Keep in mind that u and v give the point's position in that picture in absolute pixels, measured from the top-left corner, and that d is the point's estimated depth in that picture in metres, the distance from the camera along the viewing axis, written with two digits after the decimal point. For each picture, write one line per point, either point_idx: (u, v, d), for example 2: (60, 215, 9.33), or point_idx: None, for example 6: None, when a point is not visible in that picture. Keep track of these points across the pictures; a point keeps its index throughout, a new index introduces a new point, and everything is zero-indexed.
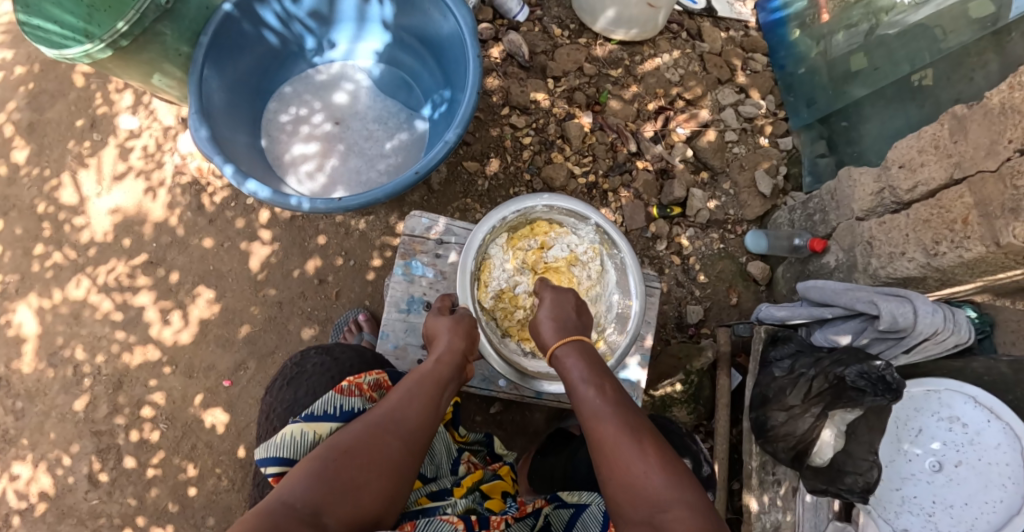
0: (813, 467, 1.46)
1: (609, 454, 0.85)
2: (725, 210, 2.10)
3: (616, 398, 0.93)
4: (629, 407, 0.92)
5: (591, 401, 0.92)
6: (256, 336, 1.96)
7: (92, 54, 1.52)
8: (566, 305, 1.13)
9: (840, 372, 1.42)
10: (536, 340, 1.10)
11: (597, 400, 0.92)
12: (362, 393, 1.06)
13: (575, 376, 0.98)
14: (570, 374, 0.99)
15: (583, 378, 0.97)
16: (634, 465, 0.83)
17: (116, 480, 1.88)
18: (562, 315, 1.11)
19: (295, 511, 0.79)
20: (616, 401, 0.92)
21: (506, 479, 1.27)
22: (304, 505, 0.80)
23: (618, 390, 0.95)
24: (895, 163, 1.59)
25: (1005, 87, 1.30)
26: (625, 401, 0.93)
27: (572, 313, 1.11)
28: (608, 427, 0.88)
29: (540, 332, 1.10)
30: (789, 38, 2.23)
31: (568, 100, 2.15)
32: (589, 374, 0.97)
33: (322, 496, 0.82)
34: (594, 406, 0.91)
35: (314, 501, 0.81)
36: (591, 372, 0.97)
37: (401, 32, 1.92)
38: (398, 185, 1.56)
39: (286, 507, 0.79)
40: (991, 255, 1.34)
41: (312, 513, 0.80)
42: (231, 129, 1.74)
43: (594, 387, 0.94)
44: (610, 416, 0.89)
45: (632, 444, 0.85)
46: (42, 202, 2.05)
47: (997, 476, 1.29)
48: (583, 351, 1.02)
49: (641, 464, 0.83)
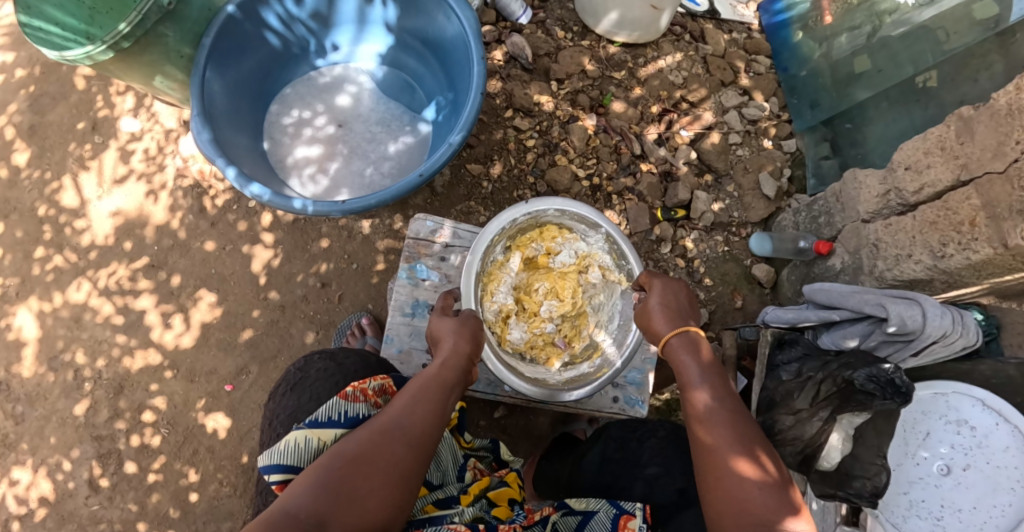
0: (821, 472, 1.47)
1: (716, 464, 0.88)
2: (730, 212, 2.09)
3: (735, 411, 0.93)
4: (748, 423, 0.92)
5: (706, 406, 0.94)
6: (258, 340, 1.94)
7: (94, 56, 1.52)
8: (679, 296, 1.11)
9: (849, 375, 1.40)
10: (646, 331, 1.10)
11: (712, 406, 0.93)
12: (367, 399, 1.04)
13: (690, 376, 0.99)
14: (688, 375, 0.99)
15: (698, 378, 0.97)
16: (743, 484, 0.85)
17: (117, 485, 1.86)
18: (677, 307, 1.09)
19: (298, 521, 0.78)
20: (732, 411, 0.93)
21: (513, 486, 1.25)
22: (308, 515, 0.79)
23: (736, 401, 0.95)
24: (901, 164, 1.58)
25: (1012, 88, 1.29)
26: (740, 411, 0.93)
27: (684, 307, 1.09)
28: (719, 437, 0.90)
29: (650, 323, 1.09)
30: (791, 40, 2.22)
31: (571, 103, 2.14)
32: (705, 377, 0.97)
33: (326, 505, 0.82)
34: (708, 412, 0.93)
35: (319, 511, 0.81)
36: (705, 376, 0.98)
37: (404, 34, 1.92)
38: (402, 188, 1.54)
39: (289, 517, 0.78)
40: (999, 257, 1.33)
41: (316, 523, 0.79)
42: (233, 131, 1.73)
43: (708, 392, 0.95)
44: (722, 427, 0.90)
45: (745, 459, 0.87)
46: (43, 205, 2.04)
47: (1005, 480, 1.26)
48: (700, 353, 1.01)
49: (749, 481, 0.84)
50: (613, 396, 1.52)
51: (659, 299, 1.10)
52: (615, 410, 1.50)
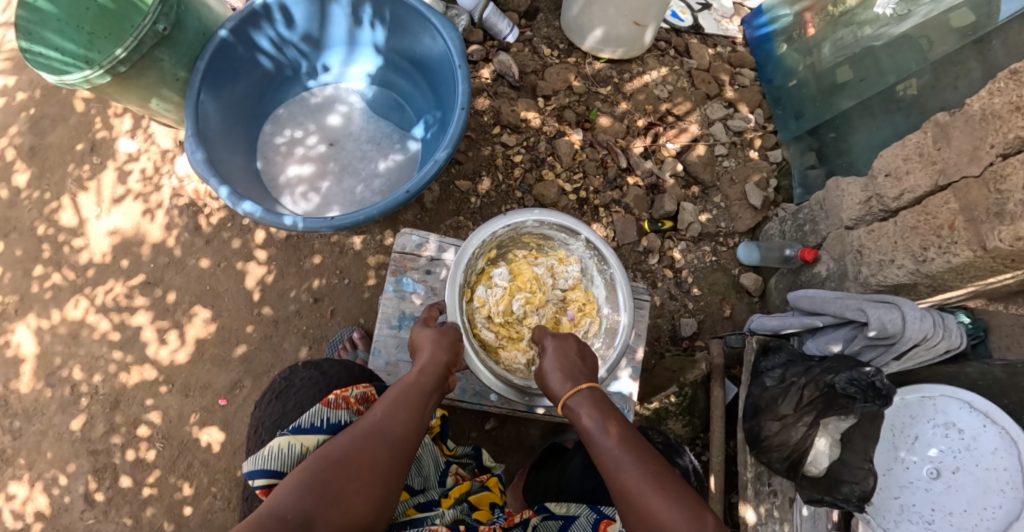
0: (809, 478, 1.46)
1: (636, 506, 0.91)
2: (717, 223, 2.12)
3: (633, 447, 0.97)
4: (647, 453, 0.97)
5: (611, 453, 0.96)
6: (252, 355, 1.97)
7: (92, 80, 1.58)
8: (568, 351, 1.11)
9: (830, 380, 1.42)
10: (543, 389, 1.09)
11: (615, 450, 0.96)
12: (349, 406, 1.06)
13: (590, 427, 1.00)
14: (587, 428, 1.00)
15: (597, 427, 0.99)
16: (665, 514, 0.89)
17: (112, 499, 1.88)
18: (571, 363, 1.09)
19: (285, 521, 0.80)
20: (635, 450, 0.96)
21: (494, 490, 1.26)
22: (295, 515, 0.81)
23: (631, 434, 0.99)
24: (881, 171, 1.59)
25: (984, 94, 1.31)
26: (640, 446, 0.97)
27: (577, 356, 1.10)
28: (629, 476, 0.93)
29: (546, 383, 1.09)
30: (775, 53, 2.27)
31: (558, 118, 2.18)
32: (603, 425, 0.99)
33: (312, 506, 0.83)
34: (614, 458, 0.95)
35: (305, 510, 0.82)
36: (603, 421, 1.00)
37: (393, 55, 1.98)
38: (389, 204, 1.57)
39: (276, 518, 0.80)
40: (979, 259, 1.33)
41: (303, 522, 0.81)
42: (226, 151, 1.78)
43: (606, 435, 0.98)
44: (629, 465, 0.94)
45: (655, 491, 0.91)
46: (43, 225, 2.09)
47: (995, 482, 1.26)
48: (596, 401, 1.03)
49: (665, 508, 0.89)
50: None
51: (553, 359, 1.10)
52: None
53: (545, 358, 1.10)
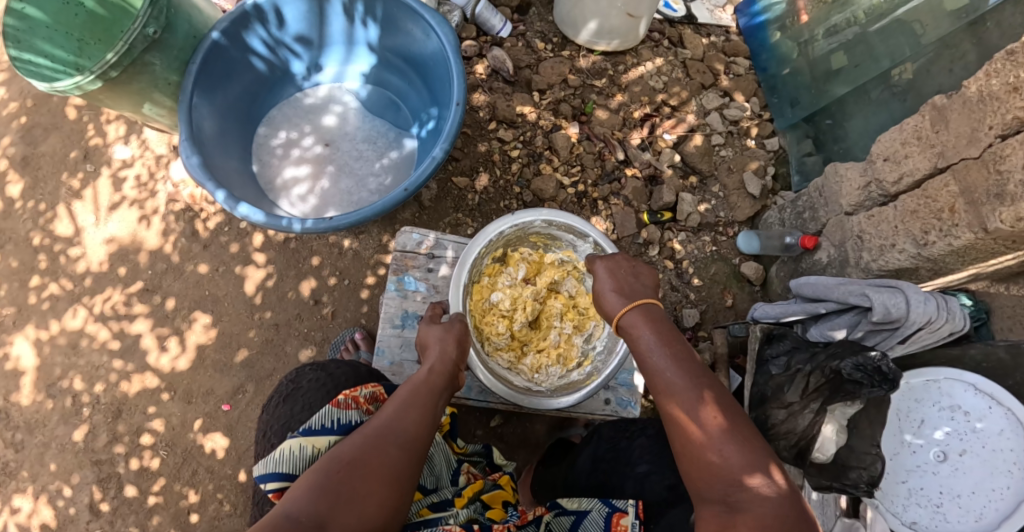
0: (817, 465, 1.46)
1: (682, 429, 0.87)
2: (716, 213, 2.12)
3: (690, 372, 0.91)
4: (704, 379, 0.90)
5: (664, 374, 0.92)
6: (254, 359, 1.96)
7: (83, 85, 1.56)
8: (623, 272, 1.06)
9: (836, 365, 1.39)
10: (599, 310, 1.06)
11: (669, 374, 0.91)
12: (359, 406, 1.06)
13: (644, 348, 0.96)
14: (641, 347, 0.96)
15: (657, 348, 0.94)
16: (713, 445, 0.84)
17: (117, 509, 1.87)
18: (629, 284, 1.04)
19: (299, 525, 0.79)
20: (691, 373, 0.90)
21: (507, 488, 1.25)
22: (310, 517, 0.80)
23: (689, 357, 0.93)
24: (879, 156, 1.59)
25: (982, 75, 1.29)
26: (697, 370, 0.91)
27: (636, 279, 1.05)
28: (677, 399, 0.88)
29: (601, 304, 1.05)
30: (769, 41, 2.26)
31: (554, 112, 2.17)
32: (662, 348, 0.94)
33: (329, 508, 0.82)
34: (666, 382, 0.91)
35: (319, 513, 0.81)
36: (660, 345, 0.94)
37: (387, 54, 1.96)
38: (387, 203, 1.56)
39: (291, 521, 0.79)
40: (981, 241, 1.33)
41: (318, 524, 0.80)
42: (222, 155, 1.76)
43: (661, 357, 0.93)
44: (681, 389, 0.89)
45: (705, 419, 0.85)
46: (38, 235, 2.07)
47: (1002, 463, 1.33)
48: (652, 320, 0.98)
49: (716, 442, 0.83)
50: (605, 399, 1.53)
51: (608, 277, 1.06)
52: (607, 412, 1.52)
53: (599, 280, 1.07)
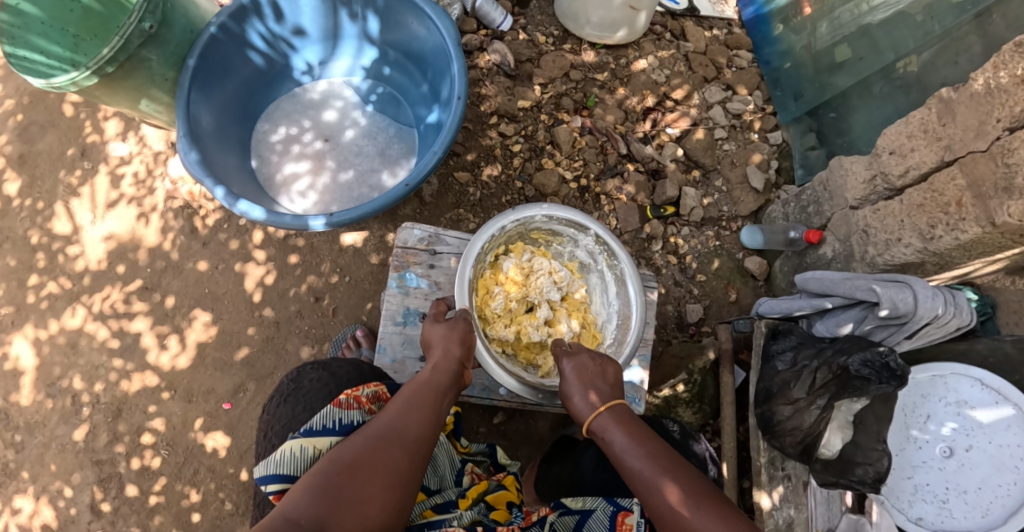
0: (823, 461, 1.45)
1: (676, 529, 0.84)
2: (719, 207, 2.11)
3: (668, 465, 0.90)
4: (685, 469, 0.90)
5: (643, 475, 0.90)
6: (254, 357, 1.94)
7: (79, 82, 1.54)
8: (589, 369, 1.05)
9: (843, 361, 1.38)
10: (569, 409, 1.04)
11: (649, 476, 0.89)
12: (361, 406, 1.04)
13: (620, 450, 0.94)
14: (615, 451, 0.95)
15: (631, 451, 0.93)
16: None
17: (118, 509, 1.86)
18: (592, 381, 1.03)
19: (299, 528, 0.77)
20: (667, 467, 0.90)
21: (511, 489, 1.24)
22: (308, 521, 0.78)
23: (664, 449, 0.93)
24: (885, 150, 1.57)
25: (989, 67, 1.27)
26: (680, 466, 0.90)
27: (600, 373, 1.05)
28: (663, 501, 0.86)
29: (571, 403, 1.03)
30: (772, 34, 2.24)
31: (555, 106, 2.16)
32: (637, 446, 0.93)
33: (329, 510, 0.81)
34: (649, 482, 0.89)
35: (319, 515, 0.80)
36: (635, 445, 0.93)
37: (386, 47, 1.94)
38: (388, 199, 1.54)
39: (289, 523, 0.77)
40: (988, 235, 1.32)
41: (318, 527, 0.79)
42: (220, 151, 1.74)
43: (637, 458, 0.91)
44: (661, 484, 0.88)
45: (695, 511, 0.84)
46: (36, 234, 2.05)
47: (1009, 459, 1.33)
48: (619, 419, 0.97)
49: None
50: None
51: (574, 376, 1.05)
52: None
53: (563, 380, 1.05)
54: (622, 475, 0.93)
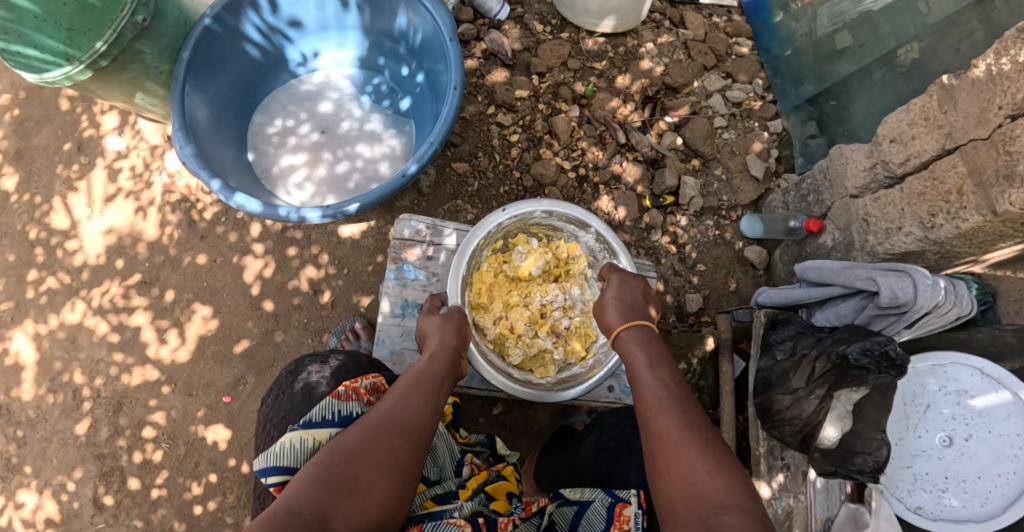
0: (822, 450, 1.44)
1: (665, 445, 0.83)
2: (719, 196, 2.10)
3: (679, 397, 0.90)
4: (693, 409, 0.88)
5: (654, 392, 0.91)
6: (254, 350, 1.95)
7: (73, 76, 1.55)
8: (634, 291, 1.10)
9: (842, 351, 1.39)
10: (600, 320, 1.09)
11: (656, 393, 0.90)
12: (360, 398, 1.04)
13: (639, 366, 0.96)
14: (635, 365, 0.97)
15: (649, 369, 0.95)
16: (697, 463, 0.79)
17: (121, 502, 1.87)
18: (634, 300, 1.09)
19: (302, 518, 0.77)
20: (678, 398, 0.89)
21: (510, 479, 1.26)
22: (312, 510, 0.78)
23: (681, 385, 0.93)
24: (885, 138, 1.55)
25: (991, 55, 1.26)
26: (690, 402, 0.90)
27: (638, 301, 1.09)
28: (662, 411, 0.87)
29: (604, 314, 1.08)
30: (772, 21, 2.20)
31: (554, 96, 2.14)
32: (654, 368, 0.95)
33: (332, 500, 0.80)
34: (656, 399, 0.89)
35: (322, 505, 0.79)
36: (652, 366, 0.95)
37: (382, 38, 1.93)
38: (385, 189, 1.53)
39: (294, 513, 0.77)
40: (989, 224, 1.31)
41: (320, 518, 0.78)
42: (217, 144, 1.74)
43: (654, 377, 0.93)
44: (667, 404, 0.88)
45: (693, 438, 0.82)
46: (34, 229, 2.05)
47: (1008, 448, 1.35)
48: (649, 342, 1.00)
49: (702, 462, 0.79)
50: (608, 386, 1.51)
51: (615, 291, 1.10)
52: (610, 400, 1.50)
53: (607, 289, 1.11)
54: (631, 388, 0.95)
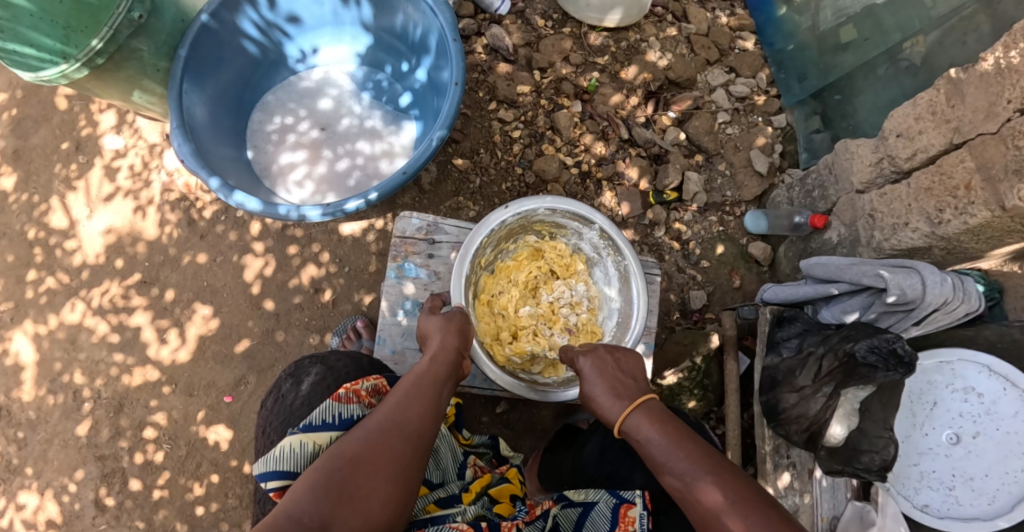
0: (828, 449, 1.43)
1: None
2: (722, 191, 2.07)
3: (706, 464, 0.86)
4: (723, 470, 0.85)
5: (680, 474, 0.86)
6: (255, 350, 1.93)
7: (68, 74, 1.55)
8: (611, 369, 1.02)
9: (850, 348, 1.36)
10: (593, 410, 1.01)
11: (683, 471, 0.86)
12: (361, 400, 1.02)
13: (652, 446, 0.90)
14: (647, 447, 0.91)
15: (662, 444, 0.89)
16: None
17: (123, 503, 1.86)
18: (616, 379, 1.01)
19: (303, 526, 0.76)
20: (706, 465, 0.85)
21: (514, 482, 1.24)
22: (312, 518, 0.77)
23: (699, 445, 0.89)
24: (892, 132, 1.54)
25: (1000, 48, 1.25)
26: (715, 462, 0.86)
27: (624, 371, 1.02)
28: (698, 501, 0.83)
29: (595, 402, 1.00)
30: (775, 15, 2.18)
31: (555, 91, 2.12)
32: (667, 440, 0.89)
33: (332, 507, 0.79)
34: (685, 478, 0.85)
35: (323, 512, 0.78)
36: (666, 441, 0.89)
37: (382, 33, 1.91)
38: (386, 186, 1.52)
39: (293, 521, 0.77)
40: (997, 220, 1.29)
41: (321, 525, 0.77)
42: (216, 142, 1.72)
43: (672, 452, 0.88)
44: (702, 483, 0.84)
45: (740, 515, 0.80)
46: (33, 229, 2.03)
47: (1016, 446, 1.34)
48: (651, 415, 0.93)
49: None
50: None
51: (595, 373, 1.02)
52: None
53: (586, 378, 1.02)
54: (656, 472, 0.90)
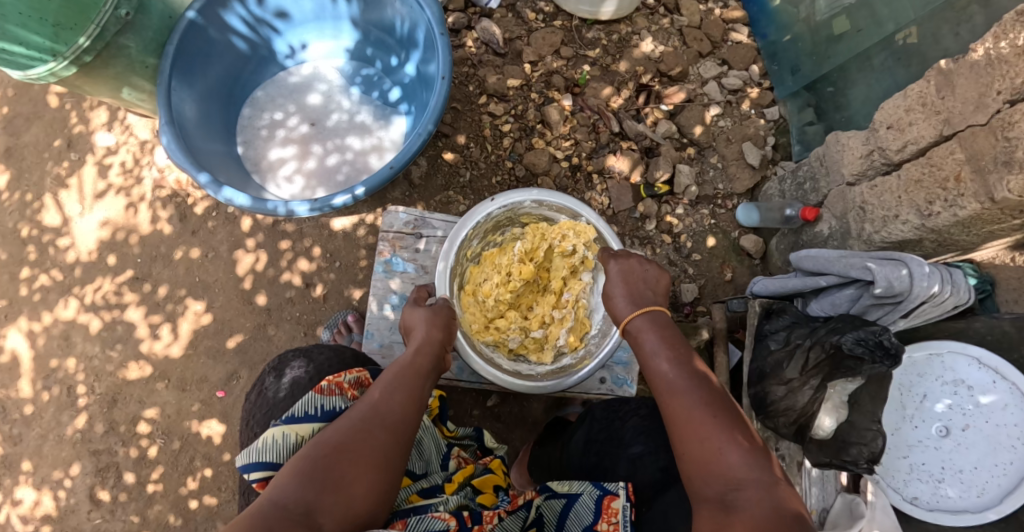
0: (817, 441, 1.43)
1: (689, 429, 0.84)
2: (714, 184, 2.06)
3: (698, 378, 0.89)
4: (711, 386, 0.89)
5: (671, 379, 0.90)
6: (246, 344, 1.94)
7: (57, 72, 1.58)
8: (638, 275, 1.05)
9: (837, 340, 1.36)
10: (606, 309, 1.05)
11: (674, 377, 0.89)
12: (343, 392, 1.03)
13: (651, 349, 0.95)
14: (648, 353, 0.95)
15: (662, 352, 0.93)
16: (721, 444, 0.81)
17: (117, 498, 1.88)
18: (637, 286, 1.04)
19: (287, 513, 0.76)
20: (695, 376, 0.89)
21: (497, 473, 1.25)
22: (296, 507, 0.78)
23: (694, 361, 0.92)
24: (882, 124, 1.53)
25: (990, 38, 1.23)
26: (706, 376, 0.90)
27: (648, 281, 1.04)
28: (685, 401, 0.86)
29: (610, 302, 1.04)
30: (769, 6, 2.15)
31: (546, 85, 2.11)
32: (668, 349, 0.93)
33: (316, 493, 0.80)
34: (674, 383, 0.89)
35: (307, 501, 0.79)
36: (667, 350, 0.93)
37: (370, 27, 1.90)
38: (373, 181, 1.52)
39: (278, 510, 0.77)
40: (987, 211, 1.29)
41: (305, 513, 0.78)
42: (206, 139, 1.73)
43: (667, 361, 0.92)
44: (689, 389, 0.87)
45: (715, 419, 0.83)
46: (26, 226, 2.04)
47: (1006, 439, 1.35)
48: (660, 325, 0.98)
49: (726, 445, 0.81)
50: (601, 377, 1.52)
51: (618, 279, 1.06)
52: (602, 391, 1.51)
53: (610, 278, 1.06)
54: (648, 375, 0.94)
